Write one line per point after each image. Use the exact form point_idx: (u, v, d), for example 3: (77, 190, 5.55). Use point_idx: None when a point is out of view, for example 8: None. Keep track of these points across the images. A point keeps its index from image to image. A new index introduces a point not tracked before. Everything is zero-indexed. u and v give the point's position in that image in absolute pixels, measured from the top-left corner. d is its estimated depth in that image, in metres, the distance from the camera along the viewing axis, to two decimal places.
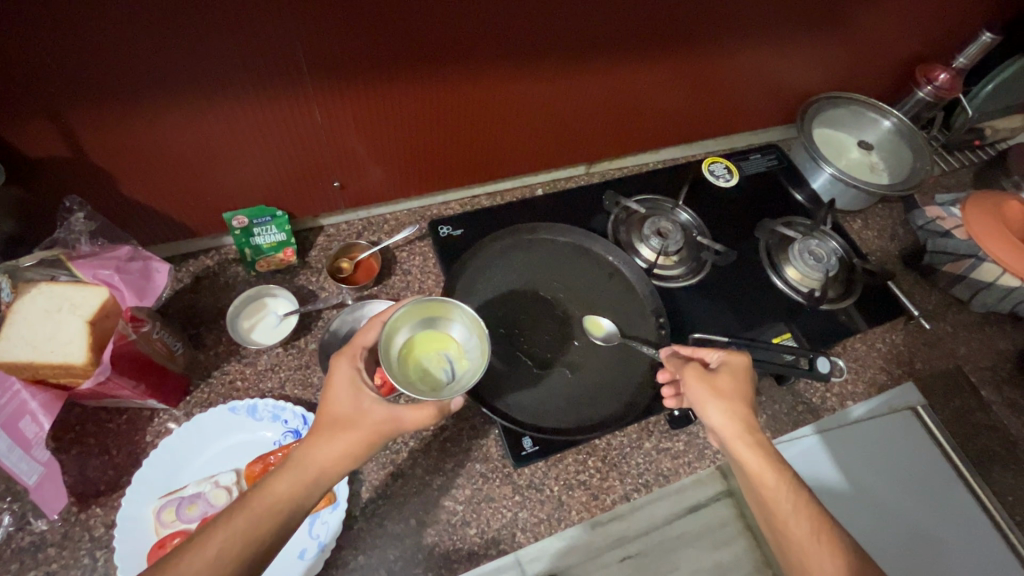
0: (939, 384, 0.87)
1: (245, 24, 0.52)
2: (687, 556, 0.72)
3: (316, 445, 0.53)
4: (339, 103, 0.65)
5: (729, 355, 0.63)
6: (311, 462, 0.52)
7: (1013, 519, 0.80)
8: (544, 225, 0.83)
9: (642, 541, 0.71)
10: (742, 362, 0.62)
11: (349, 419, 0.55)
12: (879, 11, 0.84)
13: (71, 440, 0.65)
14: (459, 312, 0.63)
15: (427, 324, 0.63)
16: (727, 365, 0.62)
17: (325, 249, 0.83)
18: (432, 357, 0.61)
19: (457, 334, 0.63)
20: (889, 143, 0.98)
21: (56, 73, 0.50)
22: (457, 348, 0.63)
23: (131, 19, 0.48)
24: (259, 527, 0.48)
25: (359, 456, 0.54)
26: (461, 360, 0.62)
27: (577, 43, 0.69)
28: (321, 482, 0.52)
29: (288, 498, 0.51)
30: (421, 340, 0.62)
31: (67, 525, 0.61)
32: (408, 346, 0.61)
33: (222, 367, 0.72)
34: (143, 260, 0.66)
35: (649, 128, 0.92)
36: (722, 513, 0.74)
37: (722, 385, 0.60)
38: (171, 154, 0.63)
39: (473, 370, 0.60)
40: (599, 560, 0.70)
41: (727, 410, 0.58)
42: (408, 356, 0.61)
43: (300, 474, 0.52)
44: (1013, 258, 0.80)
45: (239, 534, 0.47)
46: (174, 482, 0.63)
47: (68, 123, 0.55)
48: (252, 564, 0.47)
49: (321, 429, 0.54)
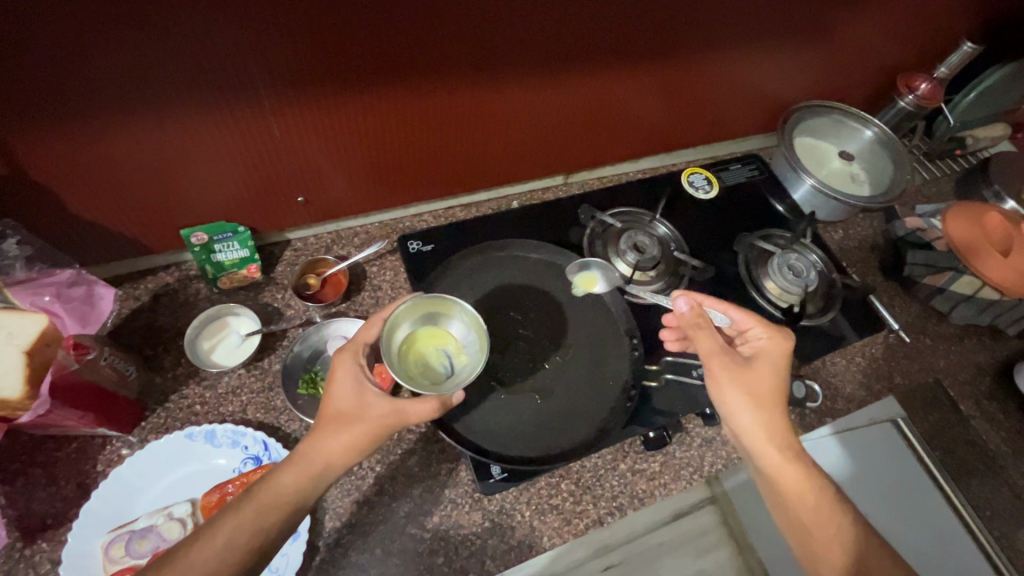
0: (917, 398, 0.86)
1: (190, 36, 0.50)
2: (669, 563, 0.76)
3: (321, 438, 0.51)
4: (301, 115, 0.62)
5: (766, 344, 0.63)
6: (317, 455, 0.51)
7: (993, 535, 0.78)
8: (516, 242, 0.82)
9: (627, 549, 0.74)
10: (784, 345, 0.63)
11: (352, 413, 0.53)
12: (860, 19, 0.82)
13: (16, 471, 0.62)
14: (459, 309, 0.61)
15: (429, 319, 0.62)
16: (765, 354, 0.62)
17: (291, 264, 0.81)
18: (431, 352, 0.61)
19: (456, 331, 0.62)
20: (872, 152, 0.97)
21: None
22: (455, 344, 0.62)
23: (65, 30, 0.45)
24: (268, 517, 0.48)
25: (365, 449, 0.53)
26: (460, 356, 0.61)
27: (558, 49, 0.67)
28: (328, 475, 0.51)
29: (294, 492, 0.49)
30: (423, 335, 0.61)
31: (10, 561, 0.58)
32: (410, 341, 0.61)
33: (180, 390, 0.69)
34: (86, 285, 0.68)
35: (628, 137, 0.90)
36: (705, 521, 0.78)
37: (762, 376, 0.60)
38: (120, 170, 0.60)
39: (472, 365, 0.59)
40: (586, 568, 0.71)
41: (762, 403, 0.59)
42: (409, 350, 0.60)
43: (307, 467, 0.50)
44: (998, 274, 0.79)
45: (244, 530, 0.47)
46: (125, 515, 0.60)
47: (6, 139, 0.52)
48: (260, 554, 0.47)
49: (326, 423, 0.52)
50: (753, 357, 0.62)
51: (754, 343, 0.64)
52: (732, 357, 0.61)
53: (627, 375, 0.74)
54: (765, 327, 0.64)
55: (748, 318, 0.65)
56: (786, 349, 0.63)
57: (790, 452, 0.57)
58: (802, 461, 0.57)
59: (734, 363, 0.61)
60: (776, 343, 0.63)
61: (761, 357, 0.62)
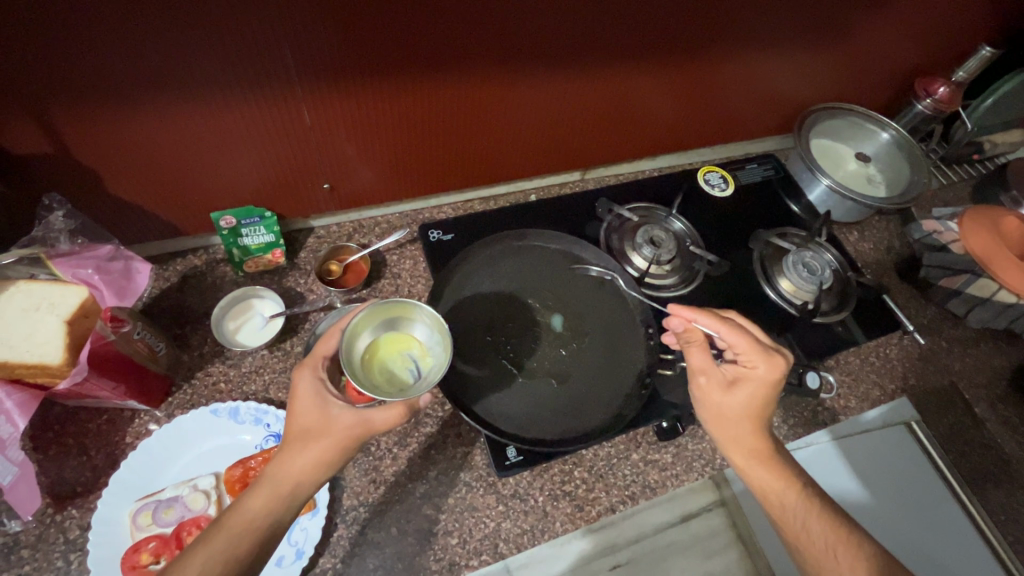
0: (932, 399, 0.86)
1: (231, 28, 0.52)
2: (677, 565, 0.70)
3: (290, 457, 0.52)
4: (327, 104, 0.64)
5: (750, 368, 0.60)
6: (285, 476, 0.51)
7: (1007, 539, 0.78)
8: (535, 232, 0.83)
9: (633, 550, 0.69)
10: (771, 373, 0.59)
11: (317, 429, 0.53)
12: (878, 23, 0.83)
13: (48, 440, 0.64)
14: (419, 311, 0.60)
15: (390, 324, 0.60)
16: (748, 379, 0.60)
17: (314, 250, 0.83)
18: (396, 359, 0.58)
19: (420, 333, 0.60)
20: (888, 155, 0.97)
21: (36, 70, 0.50)
22: (420, 347, 0.60)
23: (107, 20, 0.48)
24: (238, 547, 0.48)
25: (335, 462, 0.53)
26: (425, 359, 0.59)
27: (573, 43, 0.67)
28: (298, 493, 0.52)
29: (265, 514, 0.50)
30: (386, 342, 0.59)
31: (42, 526, 0.60)
32: (372, 349, 0.58)
33: (206, 368, 0.71)
34: (124, 260, 0.66)
35: (644, 134, 0.91)
36: (713, 523, 0.73)
37: (734, 400, 0.60)
38: (156, 154, 0.63)
39: (438, 366, 0.57)
40: (589, 568, 0.68)
41: (731, 424, 0.60)
42: (372, 359, 0.57)
43: (276, 487, 0.51)
44: (1013, 278, 0.79)
45: (217, 559, 0.47)
46: (152, 485, 0.62)
47: (54, 121, 0.55)
48: (241, 568, 0.48)
49: (292, 441, 0.52)
50: (736, 380, 0.60)
51: (742, 366, 0.61)
52: (709, 378, 0.61)
53: (643, 363, 0.75)
54: (754, 352, 0.60)
55: (739, 338, 0.61)
56: (773, 376, 0.59)
57: (755, 462, 0.59)
58: (768, 468, 0.59)
59: (711, 382, 0.61)
60: (763, 367, 0.59)
61: (742, 380, 0.60)
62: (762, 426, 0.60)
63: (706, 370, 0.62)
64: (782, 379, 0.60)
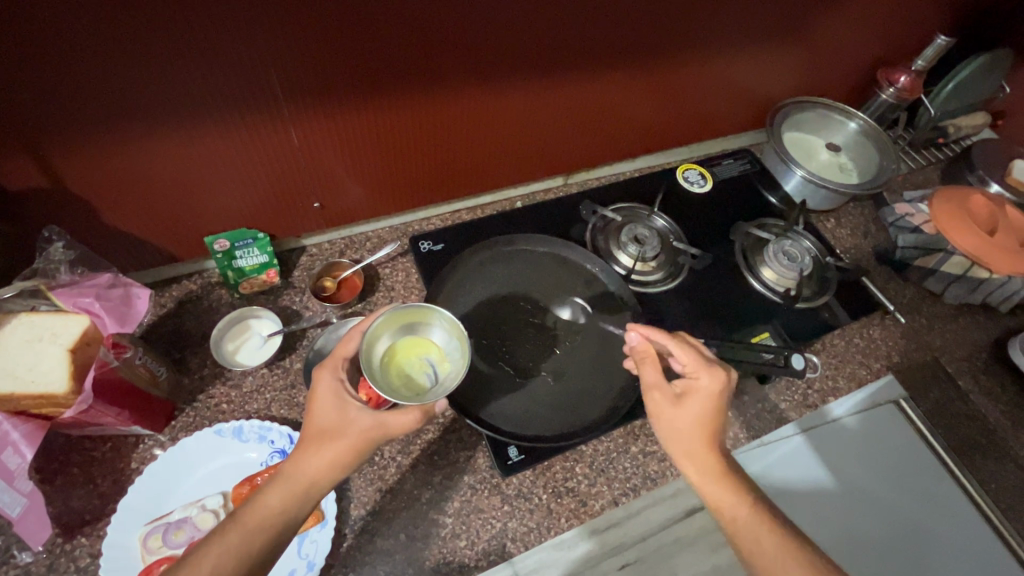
0: (917, 375, 0.88)
1: (223, 52, 0.54)
2: (684, 560, 0.72)
3: (304, 459, 0.53)
4: (320, 122, 0.66)
5: (697, 380, 0.61)
6: (300, 479, 0.52)
7: (998, 505, 0.82)
8: (522, 236, 0.85)
9: (641, 547, 0.71)
10: (715, 385, 0.60)
11: (333, 429, 0.54)
12: (838, 18, 0.87)
13: (54, 471, 0.65)
14: (437, 316, 0.62)
15: (408, 329, 0.62)
16: (695, 392, 0.60)
17: (307, 268, 0.84)
18: (414, 363, 0.60)
19: (438, 338, 0.62)
20: (857, 143, 1.01)
21: (27, 91, 0.50)
22: (438, 352, 0.61)
23: (103, 51, 0.50)
24: (253, 543, 0.49)
25: (349, 464, 0.54)
26: (443, 364, 0.60)
27: (553, 49, 0.70)
28: (311, 496, 0.52)
29: (280, 514, 0.51)
30: (403, 347, 0.61)
31: (52, 556, 0.60)
32: (390, 353, 0.60)
33: (207, 390, 0.72)
34: (124, 287, 0.65)
35: (623, 136, 0.94)
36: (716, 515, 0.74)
37: (685, 413, 0.59)
38: (150, 182, 0.64)
39: (456, 372, 0.59)
40: (598, 568, 0.69)
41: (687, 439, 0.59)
42: (390, 363, 0.59)
43: (290, 487, 0.52)
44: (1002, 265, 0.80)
45: (230, 553, 0.48)
46: (161, 508, 0.63)
47: (49, 154, 0.56)
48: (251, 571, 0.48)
49: (308, 441, 0.53)
50: (684, 393, 0.60)
51: (687, 379, 0.61)
52: (663, 395, 0.61)
53: None
54: (698, 363, 0.61)
55: (684, 353, 0.63)
56: (718, 388, 0.60)
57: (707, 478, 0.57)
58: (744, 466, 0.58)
59: (663, 398, 0.61)
60: (707, 378, 0.61)
61: (692, 393, 0.60)
62: (715, 440, 0.59)
63: (658, 387, 0.61)
64: (725, 392, 0.61)
